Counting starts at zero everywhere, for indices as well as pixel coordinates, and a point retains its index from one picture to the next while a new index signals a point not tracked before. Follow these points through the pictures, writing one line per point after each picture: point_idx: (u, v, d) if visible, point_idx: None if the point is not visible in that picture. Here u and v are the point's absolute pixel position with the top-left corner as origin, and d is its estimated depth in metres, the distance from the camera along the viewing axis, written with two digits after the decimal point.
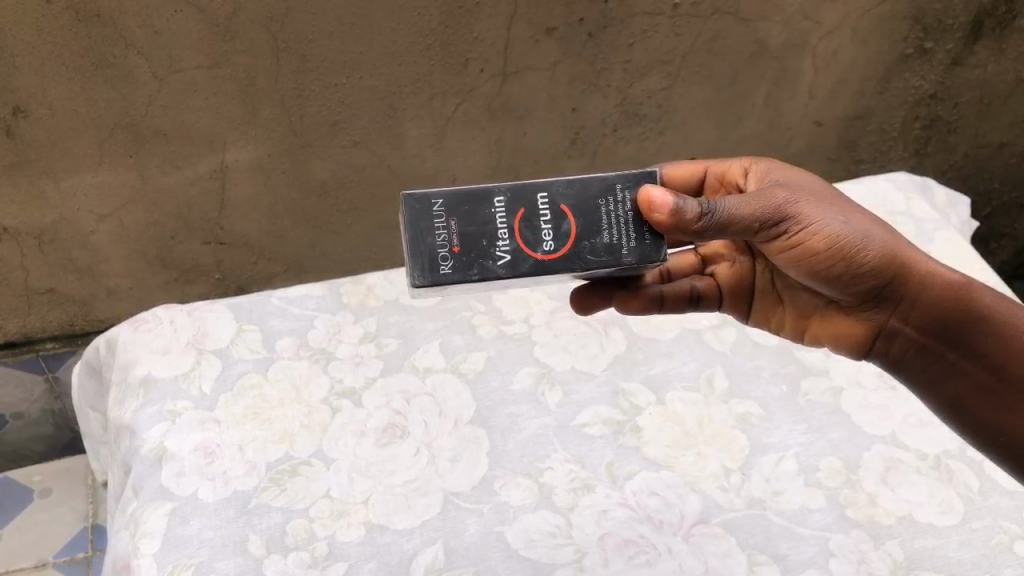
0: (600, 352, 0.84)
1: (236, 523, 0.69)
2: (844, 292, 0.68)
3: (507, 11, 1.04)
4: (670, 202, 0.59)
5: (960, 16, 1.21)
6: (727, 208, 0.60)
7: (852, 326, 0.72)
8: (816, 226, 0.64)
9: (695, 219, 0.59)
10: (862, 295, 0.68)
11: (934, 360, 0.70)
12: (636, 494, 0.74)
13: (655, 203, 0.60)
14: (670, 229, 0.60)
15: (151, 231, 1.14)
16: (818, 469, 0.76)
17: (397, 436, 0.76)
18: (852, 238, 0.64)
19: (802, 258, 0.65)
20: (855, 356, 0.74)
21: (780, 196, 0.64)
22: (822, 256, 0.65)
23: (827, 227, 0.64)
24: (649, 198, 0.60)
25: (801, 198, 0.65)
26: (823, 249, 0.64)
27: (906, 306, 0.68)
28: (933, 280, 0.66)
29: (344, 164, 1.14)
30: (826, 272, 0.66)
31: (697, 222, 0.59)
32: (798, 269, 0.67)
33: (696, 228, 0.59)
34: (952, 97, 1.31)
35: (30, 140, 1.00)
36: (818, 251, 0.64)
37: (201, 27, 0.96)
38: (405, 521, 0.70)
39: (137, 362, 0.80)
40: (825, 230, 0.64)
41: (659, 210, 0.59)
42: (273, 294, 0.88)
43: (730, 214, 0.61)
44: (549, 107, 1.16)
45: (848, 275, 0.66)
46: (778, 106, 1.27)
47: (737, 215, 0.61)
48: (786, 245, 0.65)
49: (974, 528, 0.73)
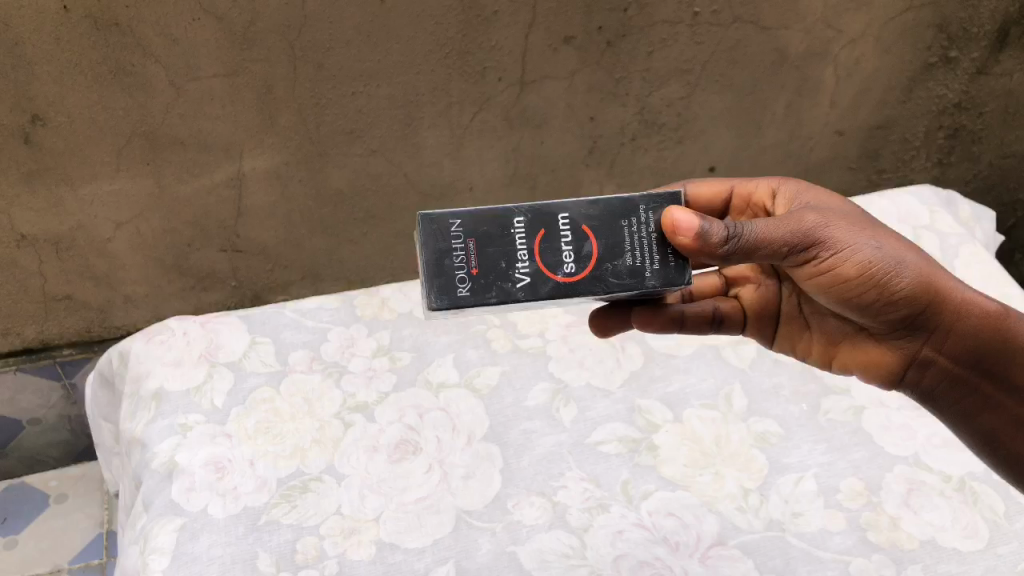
0: (616, 368, 0.83)
1: (246, 540, 0.68)
2: (876, 320, 0.66)
3: (525, 20, 1.03)
4: (695, 226, 0.58)
5: (985, 25, 1.19)
6: (753, 231, 0.59)
7: (884, 355, 0.70)
8: (848, 252, 0.62)
9: (720, 243, 0.58)
10: (894, 323, 0.66)
11: (968, 392, 0.68)
12: (652, 514, 0.72)
13: (681, 226, 0.58)
14: (695, 253, 0.59)
15: (168, 239, 1.14)
16: (839, 491, 0.74)
17: (409, 452, 0.75)
18: (885, 264, 0.62)
19: (833, 284, 0.63)
20: (885, 385, 0.72)
21: (810, 220, 0.62)
22: (854, 283, 0.63)
23: (859, 253, 0.62)
24: (674, 220, 0.59)
25: (833, 221, 0.63)
26: (855, 275, 0.62)
27: (941, 335, 0.65)
28: (970, 309, 0.64)
29: (361, 172, 1.14)
30: (857, 300, 0.64)
31: (722, 245, 0.58)
32: (828, 296, 0.65)
33: (721, 251, 0.58)
34: (976, 107, 1.28)
35: (48, 149, 1.00)
36: (850, 277, 0.62)
37: (219, 35, 0.96)
38: (415, 540, 0.69)
39: (150, 374, 0.79)
40: (857, 256, 0.62)
41: (683, 233, 0.58)
42: (287, 306, 0.87)
43: (757, 237, 0.59)
44: (567, 115, 1.15)
45: (880, 302, 0.64)
46: (799, 115, 1.25)
47: (764, 239, 0.59)
48: (816, 270, 0.63)
49: (1000, 553, 0.71)
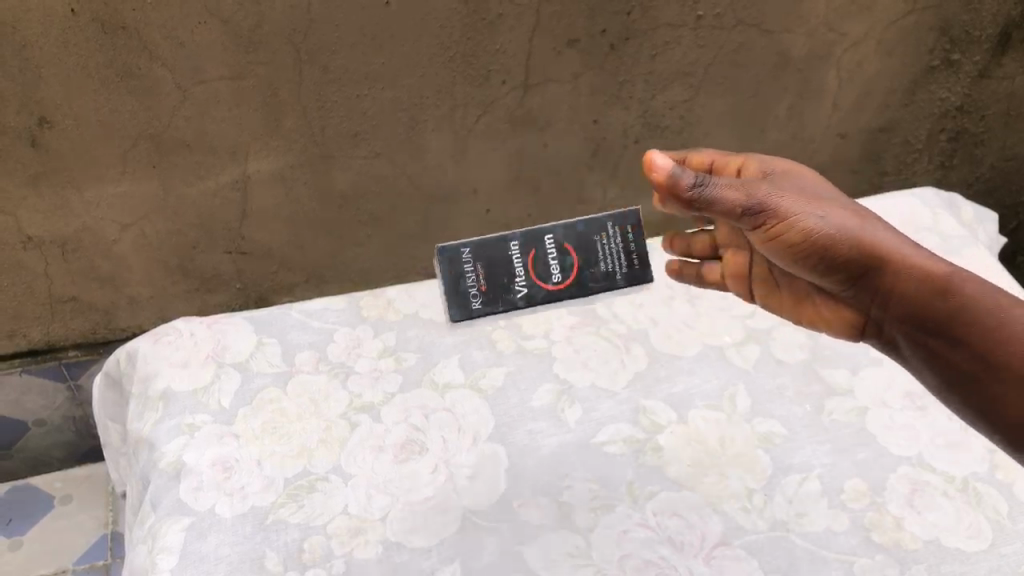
0: (620, 368, 0.84)
1: (253, 540, 0.68)
2: (833, 284, 0.67)
3: (529, 23, 1.04)
4: (665, 170, 0.63)
5: (987, 28, 1.19)
6: (710, 188, 0.64)
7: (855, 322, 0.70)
8: (792, 217, 0.64)
9: (686, 189, 0.63)
10: (851, 288, 0.66)
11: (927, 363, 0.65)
12: (657, 515, 0.73)
13: (654, 168, 0.64)
14: (663, 195, 0.64)
15: (173, 241, 1.15)
16: (842, 491, 0.74)
17: (415, 452, 0.76)
18: (824, 229, 0.64)
19: (783, 248, 0.66)
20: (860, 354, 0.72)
21: (764, 188, 0.65)
22: (799, 247, 0.65)
23: (802, 218, 0.64)
24: (651, 163, 0.64)
25: (784, 191, 0.65)
26: (798, 239, 0.64)
27: (890, 302, 0.65)
28: (913, 276, 0.63)
29: (365, 175, 1.15)
30: (804, 263, 0.66)
31: (686, 191, 0.63)
32: (785, 260, 0.67)
33: (685, 197, 0.63)
34: (978, 110, 1.28)
35: (55, 151, 1.01)
36: (794, 242, 0.64)
37: (224, 38, 0.96)
38: (422, 540, 0.69)
39: (157, 374, 0.80)
40: (800, 221, 0.64)
41: (655, 175, 0.64)
42: (293, 307, 0.88)
43: (714, 193, 0.63)
44: (571, 118, 1.16)
45: (827, 267, 0.65)
46: (801, 118, 1.25)
47: (716, 196, 0.64)
48: (767, 235, 0.66)
49: (1004, 553, 0.70)
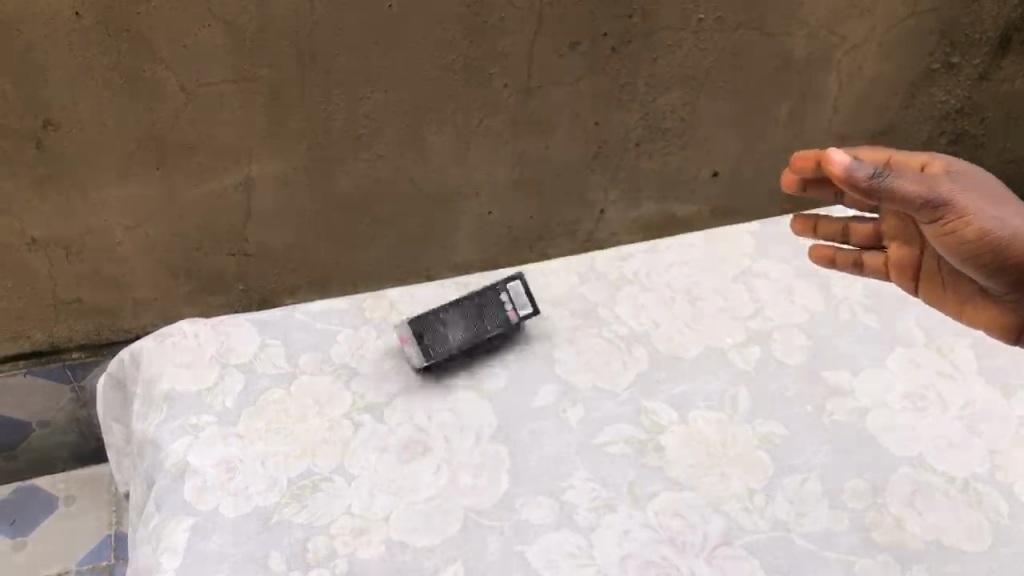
0: (622, 370, 0.84)
1: (258, 539, 0.69)
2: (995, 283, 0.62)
3: (531, 27, 1.05)
4: (846, 165, 0.56)
5: (986, 31, 1.20)
6: (896, 181, 0.57)
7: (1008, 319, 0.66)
8: (974, 216, 0.59)
9: (866, 180, 0.56)
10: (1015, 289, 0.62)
11: None
12: (659, 515, 0.73)
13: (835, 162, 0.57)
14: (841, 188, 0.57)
15: (177, 243, 1.15)
16: (843, 491, 0.75)
17: (419, 451, 0.76)
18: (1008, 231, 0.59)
19: (961, 247, 0.60)
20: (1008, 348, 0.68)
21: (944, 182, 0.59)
22: (978, 247, 0.60)
23: (985, 218, 0.58)
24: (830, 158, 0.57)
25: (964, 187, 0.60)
26: (975, 239, 0.59)
27: None
28: None
29: (368, 177, 1.15)
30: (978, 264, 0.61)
31: (867, 184, 0.56)
32: (955, 258, 0.62)
33: (864, 187, 0.56)
34: (978, 112, 1.28)
35: (60, 154, 1.02)
36: (970, 241, 0.59)
37: (228, 41, 0.97)
38: (425, 539, 0.70)
39: (161, 375, 0.81)
40: (981, 221, 0.59)
41: (834, 168, 0.57)
42: (296, 309, 0.88)
43: (900, 186, 0.57)
44: (573, 120, 1.16)
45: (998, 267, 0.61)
46: (803, 120, 1.25)
47: (902, 190, 0.57)
48: (941, 230, 0.60)
49: (1003, 553, 0.71)
